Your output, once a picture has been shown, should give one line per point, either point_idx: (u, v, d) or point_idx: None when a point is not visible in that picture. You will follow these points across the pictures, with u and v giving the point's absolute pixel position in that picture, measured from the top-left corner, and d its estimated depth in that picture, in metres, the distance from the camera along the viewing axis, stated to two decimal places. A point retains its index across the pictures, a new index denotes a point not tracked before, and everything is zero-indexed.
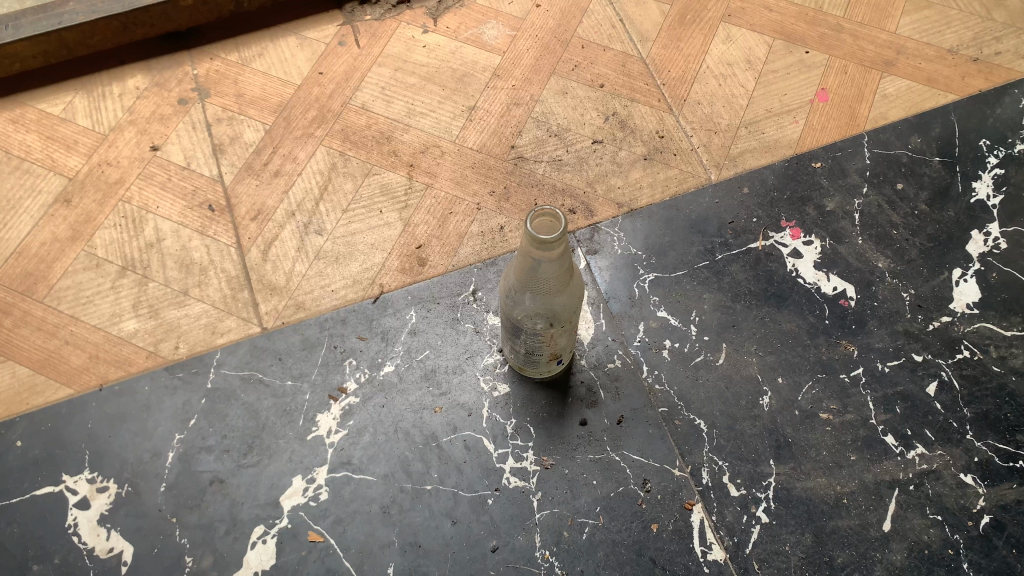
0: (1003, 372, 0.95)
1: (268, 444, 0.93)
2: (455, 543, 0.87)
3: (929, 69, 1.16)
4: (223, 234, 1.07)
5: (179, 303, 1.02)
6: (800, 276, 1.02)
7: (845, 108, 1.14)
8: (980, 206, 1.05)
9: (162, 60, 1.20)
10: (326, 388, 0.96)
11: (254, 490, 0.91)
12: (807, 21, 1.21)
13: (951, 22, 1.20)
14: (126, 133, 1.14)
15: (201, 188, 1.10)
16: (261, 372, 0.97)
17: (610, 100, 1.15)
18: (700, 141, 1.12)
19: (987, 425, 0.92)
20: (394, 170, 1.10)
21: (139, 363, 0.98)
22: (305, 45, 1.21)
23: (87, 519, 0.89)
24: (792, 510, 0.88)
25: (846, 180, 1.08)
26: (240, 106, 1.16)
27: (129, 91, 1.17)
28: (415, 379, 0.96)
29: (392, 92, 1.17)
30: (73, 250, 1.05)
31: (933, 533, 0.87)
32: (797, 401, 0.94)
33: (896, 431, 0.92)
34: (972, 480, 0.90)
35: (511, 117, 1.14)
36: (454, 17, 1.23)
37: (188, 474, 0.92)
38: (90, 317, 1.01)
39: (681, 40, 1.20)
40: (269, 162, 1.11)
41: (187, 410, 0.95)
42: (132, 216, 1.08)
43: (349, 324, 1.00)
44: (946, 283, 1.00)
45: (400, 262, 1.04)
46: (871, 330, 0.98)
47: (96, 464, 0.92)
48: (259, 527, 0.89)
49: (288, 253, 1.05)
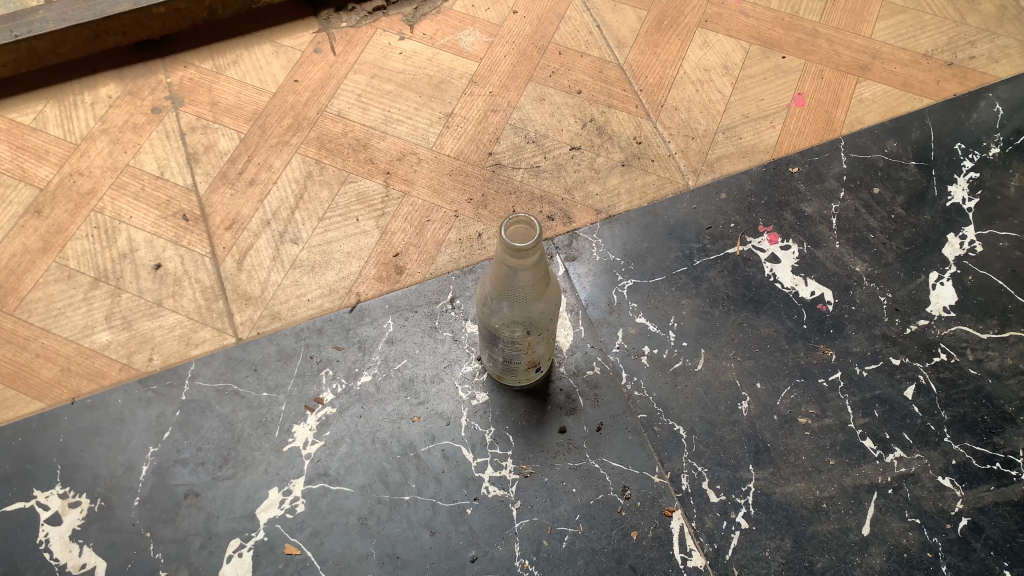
0: (980, 375, 0.95)
1: (244, 455, 0.92)
2: (434, 554, 0.86)
3: (904, 74, 1.17)
4: (198, 244, 1.05)
5: (154, 313, 1.01)
6: (778, 281, 1.02)
7: (821, 112, 1.14)
8: (956, 209, 1.06)
9: (135, 69, 1.18)
10: (302, 399, 0.95)
11: (229, 503, 0.89)
12: (783, 27, 1.22)
13: (925, 27, 1.21)
14: (99, 142, 1.12)
15: (175, 197, 1.09)
16: (236, 383, 0.96)
17: (587, 107, 1.15)
18: (677, 146, 1.11)
19: (964, 427, 0.93)
20: (371, 178, 1.09)
21: (112, 375, 0.97)
22: (281, 53, 1.20)
23: (59, 535, 0.88)
24: (772, 515, 0.88)
25: (823, 185, 1.08)
26: (215, 114, 1.14)
27: (102, 100, 1.16)
28: (393, 388, 0.96)
29: (368, 99, 1.16)
30: (44, 261, 1.04)
31: (912, 536, 0.87)
32: (776, 406, 0.94)
33: (874, 434, 0.92)
34: (950, 482, 0.90)
35: (488, 124, 1.14)
36: (431, 24, 1.22)
37: (163, 487, 0.91)
38: (62, 330, 1.00)
39: (658, 46, 1.20)
40: (244, 170, 1.10)
41: (161, 422, 0.94)
42: (105, 226, 1.06)
43: (325, 334, 0.99)
44: (923, 287, 1.01)
45: (377, 270, 1.03)
46: (848, 334, 0.98)
47: (69, 479, 0.91)
48: (235, 541, 0.87)
49: (263, 263, 1.04)
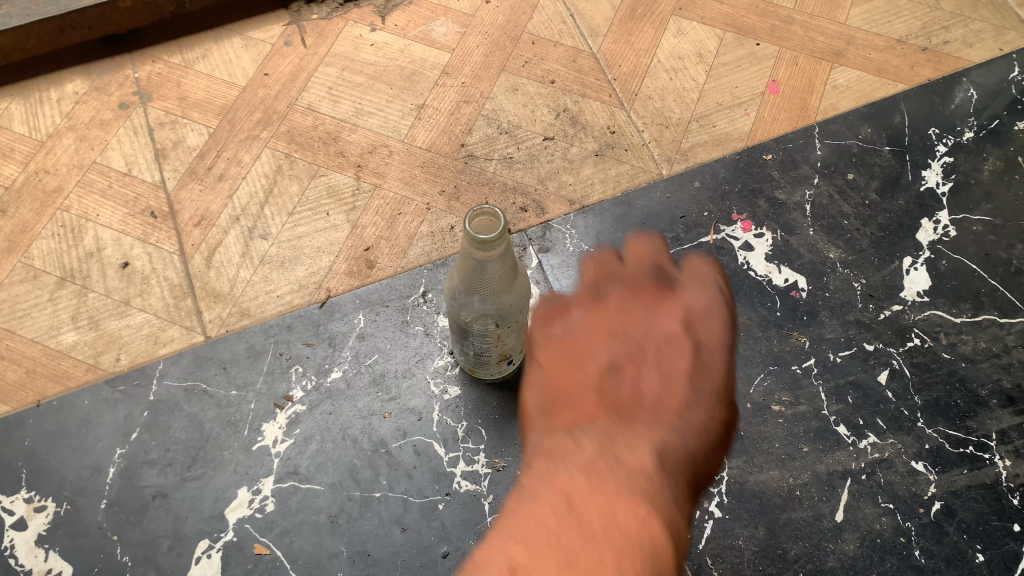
0: (953, 359, 0.95)
1: (213, 455, 0.91)
2: (405, 550, 0.85)
3: (879, 59, 1.16)
4: (166, 241, 1.04)
5: (121, 313, 0.99)
6: (752, 268, 1.01)
7: (796, 99, 1.13)
8: (930, 194, 1.05)
9: (102, 64, 1.16)
10: (272, 396, 0.94)
11: (198, 504, 0.88)
12: (758, 14, 1.21)
13: (899, 12, 1.20)
14: (64, 139, 1.10)
15: (143, 194, 1.07)
16: (205, 382, 0.95)
17: (561, 96, 1.13)
18: (652, 135, 1.10)
19: (937, 411, 0.92)
20: (341, 172, 1.08)
21: (78, 376, 0.95)
22: (250, 46, 1.18)
23: (24, 541, 0.86)
24: (746, 504, 0.88)
25: (797, 172, 1.07)
26: (183, 109, 1.13)
27: (68, 96, 1.13)
28: (364, 384, 0.94)
29: (339, 92, 1.14)
30: (9, 261, 1.02)
31: (885, 522, 0.87)
32: (750, 394, 0.93)
33: (848, 421, 0.92)
34: (923, 467, 0.89)
35: (460, 115, 1.12)
36: (403, 15, 1.21)
37: (130, 489, 0.89)
38: (27, 331, 0.98)
39: (632, 34, 1.19)
40: (212, 166, 1.08)
41: (129, 423, 0.93)
42: (71, 225, 1.04)
43: (295, 330, 0.98)
44: (897, 272, 1.00)
45: (348, 265, 1.02)
46: (823, 321, 0.97)
47: (34, 483, 0.89)
48: (204, 542, 0.86)
49: (232, 259, 1.02)
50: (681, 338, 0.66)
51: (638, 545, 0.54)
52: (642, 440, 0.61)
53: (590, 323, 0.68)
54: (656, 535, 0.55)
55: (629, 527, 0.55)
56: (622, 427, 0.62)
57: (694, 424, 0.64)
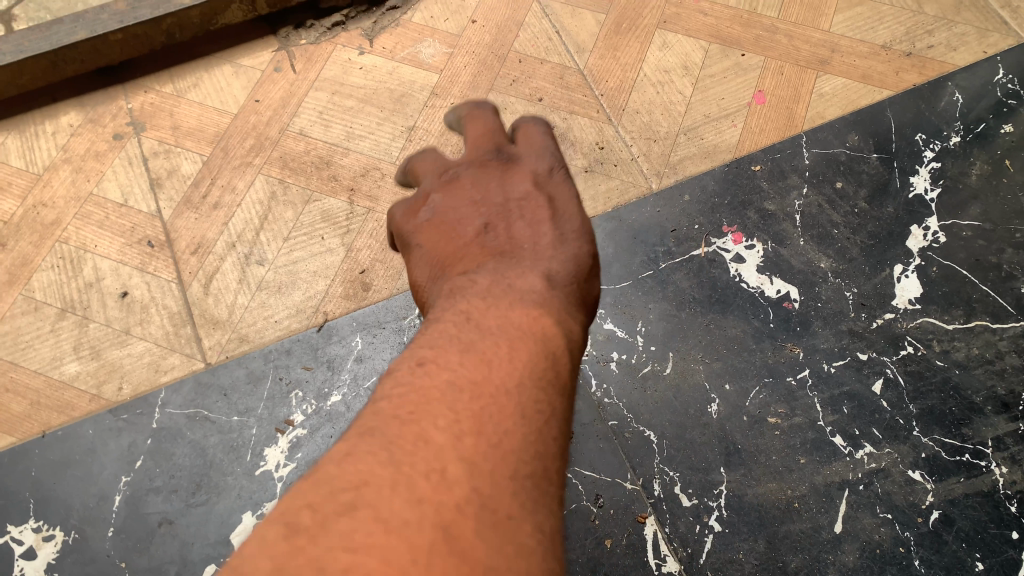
0: (947, 366, 0.96)
1: (217, 481, 0.92)
2: None
3: (864, 66, 1.17)
4: (164, 270, 1.05)
5: (122, 342, 1.01)
6: (744, 280, 1.02)
7: (782, 109, 1.14)
8: (919, 201, 1.06)
9: (96, 96, 1.18)
10: (273, 421, 0.95)
11: (203, 529, 0.90)
12: (742, 24, 1.22)
13: (883, 18, 1.21)
14: (61, 172, 1.12)
15: (140, 224, 1.08)
16: (206, 409, 0.96)
17: (548, 114, 1.15)
18: (640, 150, 1.11)
19: (933, 420, 0.93)
20: (335, 196, 1.09)
21: (82, 407, 0.97)
22: (240, 73, 1.19)
23: (34, 569, 0.88)
24: (745, 517, 0.89)
25: (786, 182, 1.08)
26: (177, 138, 1.14)
27: (63, 129, 1.15)
28: (363, 407, 0.96)
29: (329, 116, 1.16)
30: (11, 294, 1.04)
31: (884, 532, 0.88)
32: (745, 407, 0.94)
33: (844, 431, 0.93)
34: (920, 476, 0.90)
35: (450, 135, 1.13)
36: (390, 37, 1.22)
37: (136, 516, 0.91)
38: (31, 363, 0.99)
39: (618, 49, 1.20)
40: (207, 194, 1.10)
41: (133, 451, 0.94)
42: (71, 257, 1.06)
43: (294, 354, 0.99)
44: (888, 280, 1.01)
45: (344, 288, 1.03)
46: (815, 331, 0.98)
47: (42, 512, 0.91)
48: (211, 567, 0.88)
49: (230, 286, 1.04)
50: (537, 190, 0.49)
51: (542, 344, 0.37)
52: (535, 249, 0.45)
53: (453, 201, 0.49)
54: (559, 332, 0.39)
55: (527, 328, 0.38)
56: (507, 263, 0.44)
57: (570, 228, 0.48)
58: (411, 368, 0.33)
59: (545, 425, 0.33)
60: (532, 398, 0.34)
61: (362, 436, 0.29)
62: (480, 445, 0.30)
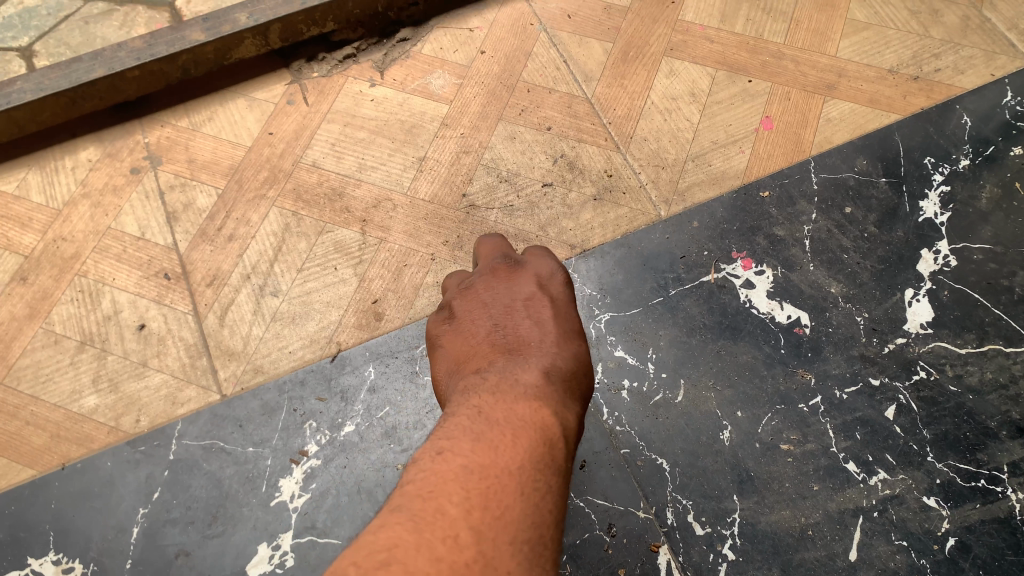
0: (960, 391, 0.95)
1: (232, 512, 0.93)
2: None
3: (871, 91, 1.17)
4: (180, 302, 1.07)
5: (139, 374, 1.02)
6: (754, 306, 1.02)
7: (790, 134, 1.15)
8: (928, 224, 1.06)
9: (113, 131, 1.20)
10: (288, 452, 0.96)
11: (220, 561, 0.91)
12: (748, 51, 1.23)
13: (889, 42, 1.21)
14: (80, 206, 1.14)
15: (157, 257, 1.11)
16: (222, 440, 0.97)
17: (557, 142, 1.16)
18: (648, 177, 1.12)
19: (947, 445, 0.92)
20: (347, 227, 1.11)
21: (100, 439, 0.98)
22: (254, 106, 1.22)
23: None
24: (759, 545, 0.88)
25: (794, 207, 1.09)
26: (193, 171, 1.17)
27: (82, 164, 1.18)
28: (376, 437, 0.97)
29: (342, 148, 1.18)
30: (32, 327, 1.06)
31: (900, 559, 0.87)
32: (757, 434, 0.94)
33: (857, 457, 0.92)
34: (935, 502, 0.89)
35: (461, 165, 1.15)
36: (401, 69, 1.24)
37: (154, 548, 0.92)
38: (50, 396, 1.01)
39: (625, 77, 1.22)
40: (222, 226, 1.12)
41: (150, 483, 0.95)
42: (89, 290, 1.08)
43: (308, 385, 1.00)
44: (899, 304, 1.01)
45: (357, 318, 1.04)
46: (827, 357, 0.98)
47: (61, 545, 0.92)
48: None
49: (245, 317, 1.05)
50: (540, 294, 0.61)
51: (542, 431, 0.43)
52: (541, 347, 0.54)
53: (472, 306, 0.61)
54: (558, 421, 0.45)
55: (530, 417, 0.44)
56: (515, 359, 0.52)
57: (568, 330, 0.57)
58: (431, 455, 0.40)
59: (543, 500, 0.39)
60: (532, 478, 0.39)
61: (391, 513, 0.35)
62: (484, 517, 0.36)
